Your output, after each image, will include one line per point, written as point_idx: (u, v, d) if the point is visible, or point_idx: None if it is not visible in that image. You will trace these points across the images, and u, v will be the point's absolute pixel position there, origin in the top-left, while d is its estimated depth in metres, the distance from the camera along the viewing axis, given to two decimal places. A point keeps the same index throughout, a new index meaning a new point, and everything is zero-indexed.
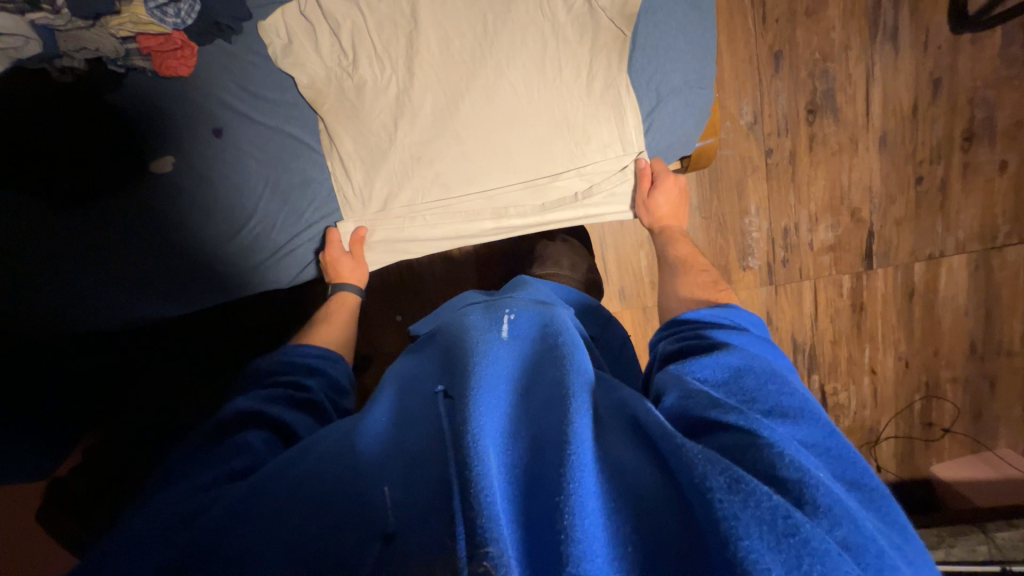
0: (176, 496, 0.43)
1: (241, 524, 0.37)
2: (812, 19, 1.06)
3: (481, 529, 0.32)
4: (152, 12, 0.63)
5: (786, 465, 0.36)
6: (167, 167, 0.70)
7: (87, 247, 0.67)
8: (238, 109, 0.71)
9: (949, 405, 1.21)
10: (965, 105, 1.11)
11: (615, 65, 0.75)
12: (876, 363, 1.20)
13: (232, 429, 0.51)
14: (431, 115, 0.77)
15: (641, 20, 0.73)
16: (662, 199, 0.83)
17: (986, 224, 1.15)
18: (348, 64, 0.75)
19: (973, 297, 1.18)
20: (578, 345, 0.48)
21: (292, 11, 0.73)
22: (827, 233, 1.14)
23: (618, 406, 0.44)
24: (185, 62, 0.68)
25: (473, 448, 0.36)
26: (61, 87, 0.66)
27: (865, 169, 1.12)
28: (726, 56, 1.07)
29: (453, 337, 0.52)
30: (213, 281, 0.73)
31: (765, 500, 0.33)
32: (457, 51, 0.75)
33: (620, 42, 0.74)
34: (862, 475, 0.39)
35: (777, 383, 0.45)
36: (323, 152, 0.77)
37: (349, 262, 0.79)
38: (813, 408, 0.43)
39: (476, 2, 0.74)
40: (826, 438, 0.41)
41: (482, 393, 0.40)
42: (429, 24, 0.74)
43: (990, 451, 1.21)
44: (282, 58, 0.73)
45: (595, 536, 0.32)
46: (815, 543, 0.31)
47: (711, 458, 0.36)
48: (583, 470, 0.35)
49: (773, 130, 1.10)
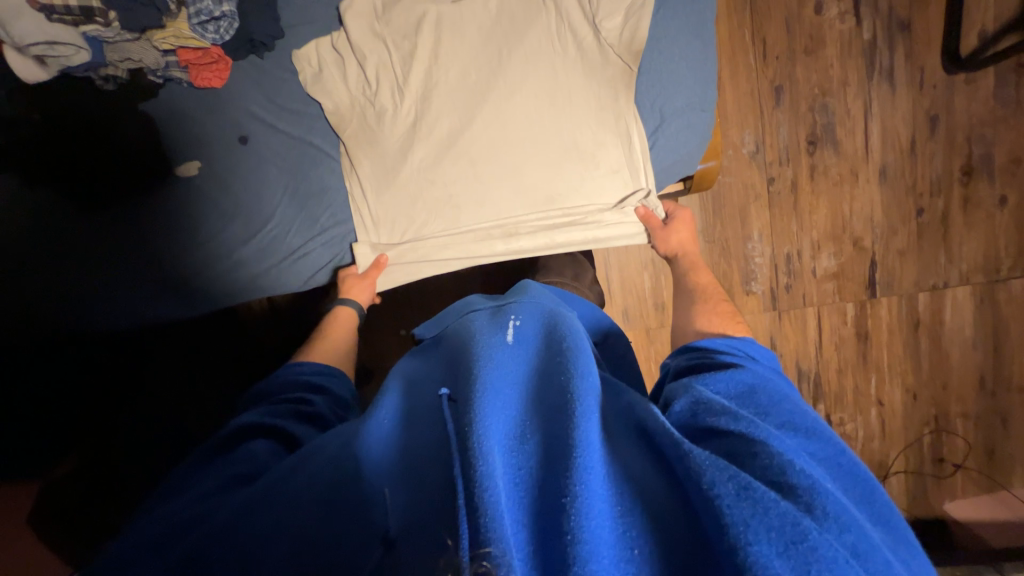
0: (185, 500, 0.43)
1: (247, 527, 0.38)
2: (811, 57, 1.11)
3: (484, 529, 0.31)
4: (194, 28, 0.67)
5: (795, 472, 0.36)
6: (193, 171, 0.74)
7: (112, 247, 0.71)
8: (264, 120, 0.76)
9: (960, 441, 1.19)
10: (962, 141, 1.14)
11: (622, 96, 0.79)
12: (883, 394, 1.18)
13: (240, 440, 0.51)
14: (446, 138, 0.80)
15: (644, 58, 0.78)
16: (681, 229, 0.87)
17: (989, 257, 1.16)
18: (371, 92, 0.79)
19: (980, 330, 1.17)
20: (584, 348, 0.48)
21: (325, 45, 0.78)
22: (830, 261, 1.16)
23: (624, 412, 0.43)
24: (219, 75, 0.73)
25: (478, 449, 0.36)
26: (106, 95, 0.71)
27: (866, 200, 1.14)
28: (728, 89, 1.11)
29: (457, 342, 0.53)
30: (231, 281, 0.76)
31: (773, 506, 0.33)
32: (473, 81, 0.79)
33: (627, 76, 0.78)
34: (872, 494, 0.40)
35: (788, 403, 0.45)
36: (342, 169, 0.79)
37: (356, 282, 0.81)
38: (823, 427, 0.44)
39: (492, 39, 0.78)
40: (836, 455, 0.42)
41: (487, 394, 0.41)
42: (448, 56, 0.78)
43: (1006, 491, 1.17)
44: (311, 84, 0.77)
45: (602, 538, 0.32)
46: (823, 549, 0.31)
47: (720, 465, 0.36)
48: (589, 472, 0.35)
49: (774, 159, 1.13)
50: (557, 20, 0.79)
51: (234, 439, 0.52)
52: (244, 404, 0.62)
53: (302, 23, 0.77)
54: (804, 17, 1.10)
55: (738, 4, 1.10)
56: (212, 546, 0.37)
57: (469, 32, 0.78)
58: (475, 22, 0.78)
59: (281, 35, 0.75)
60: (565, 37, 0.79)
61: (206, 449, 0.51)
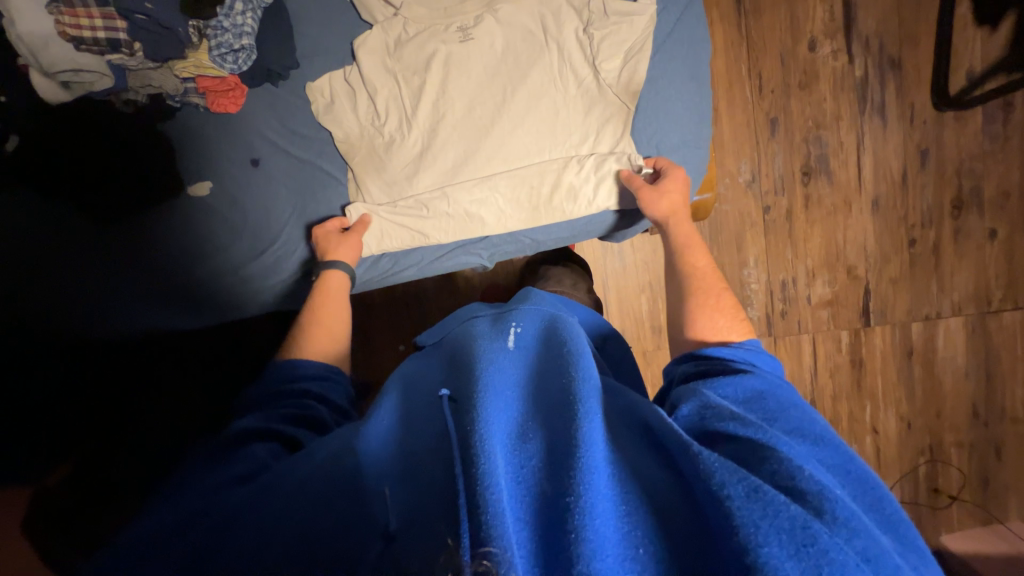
0: (187, 498, 0.44)
1: (240, 525, 0.39)
2: (805, 90, 1.15)
3: (486, 527, 0.33)
4: (214, 59, 0.70)
5: (805, 477, 0.37)
6: (204, 191, 0.76)
7: (121, 263, 0.73)
8: (275, 144, 0.79)
9: (955, 470, 1.18)
10: (952, 174, 1.17)
11: (621, 135, 0.82)
12: (878, 422, 1.19)
13: (239, 443, 0.51)
14: (451, 169, 0.81)
15: (642, 97, 0.82)
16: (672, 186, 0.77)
17: (980, 287, 1.18)
18: (380, 124, 0.81)
19: (973, 360, 1.18)
20: (584, 353, 0.50)
21: (337, 77, 0.80)
22: (824, 288, 1.17)
23: (628, 411, 0.44)
24: (235, 101, 0.76)
25: (480, 448, 0.38)
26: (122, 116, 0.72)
27: (859, 230, 1.17)
28: (725, 120, 1.15)
29: (458, 346, 0.55)
30: (231, 297, 0.78)
31: (784, 509, 0.33)
32: (479, 115, 0.81)
33: (623, 114, 0.81)
34: (880, 499, 0.40)
35: (797, 410, 0.46)
36: (348, 193, 0.81)
37: (342, 241, 0.76)
38: (832, 435, 0.44)
39: (497, 76, 0.81)
40: (844, 463, 0.42)
41: (489, 397, 0.43)
42: (456, 91, 0.81)
43: (1001, 523, 1.17)
44: (323, 115, 0.80)
45: (606, 536, 0.34)
46: (833, 553, 0.32)
47: (730, 467, 0.36)
48: (592, 472, 0.36)
49: (770, 188, 1.16)
50: (559, 60, 0.81)
51: (233, 443, 0.52)
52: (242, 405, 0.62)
53: (316, 52, 0.81)
54: (798, 53, 1.14)
55: (734, 40, 1.14)
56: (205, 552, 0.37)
57: (475, 70, 0.81)
58: (481, 60, 0.81)
59: (296, 66, 0.79)
60: (566, 74, 0.81)
61: (208, 449, 0.52)
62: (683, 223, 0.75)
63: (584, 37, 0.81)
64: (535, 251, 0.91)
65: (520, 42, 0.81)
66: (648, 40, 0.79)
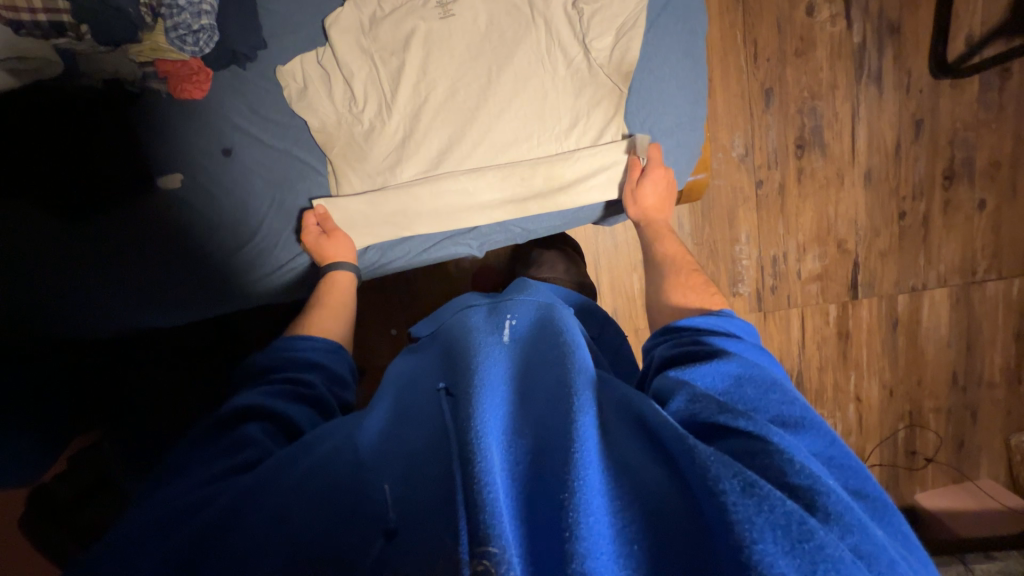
0: (183, 488, 0.43)
1: (248, 517, 0.38)
2: (801, 59, 1.11)
3: (482, 528, 0.32)
4: (172, 41, 0.65)
5: (796, 472, 0.37)
6: (176, 184, 0.72)
7: (94, 260, 0.69)
8: (248, 132, 0.74)
9: (932, 434, 1.24)
10: (946, 145, 1.16)
11: (618, 120, 0.79)
12: (861, 391, 1.22)
13: (233, 425, 0.51)
14: (436, 158, 0.78)
15: (635, 77, 0.78)
16: (649, 187, 0.79)
17: (966, 258, 1.19)
18: (358, 110, 0.77)
19: (955, 330, 1.21)
20: (580, 343, 0.50)
21: (309, 59, 0.75)
22: (814, 263, 1.18)
23: (623, 404, 0.45)
24: (200, 86, 0.71)
25: (477, 444, 0.37)
26: (66, 100, 0.66)
27: (850, 203, 1.16)
28: (719, 91, 1.11)
29: (454, 337, 0.55)
30: (212, 296, 0.75)
31: (779, 504, 0.33)
32: (462, 98, 0.77)
33: (616, 97, 0.78)
34: (864, 486, 0.40)
35: (776, 393, 0.46)
36: (329, 189, 0.78)
37: (332, 241, 0.76)
38: (814, 418, 0.44)
39: (482, 56, 0.76)
40: (827, 449, 0.42)
41: (485, 392, 0.42)
42: (437, 72, 0.76)
43: (971, 481, 1.23)
44: (297, 101, 0.75)
45: (601, 533, 0.33)
46: (830, 548, 0.31)
47: (725, 461, 0.36)
48: (588, 467, 0.36)
49: (763, 162, 1.14)
50: (548, 37, 0.77)
51: (229, 421, 0.51)
52: (239, 378, 0.61)
53: (285, 29, 0.75)
54: (795, 18, 1.09)
55: (730, 5, 1.08)
56: (205, 540, 0.37)
57: (457, 49, 0.76)
58: (464, 37, 0.76)
59: (264, 48, 0.73)
60: (555, 54, 0.77)
61: (204, 429, 0.51)
62: (658, 220, 0.80)
63: (574, 12, 0.76)
64: (527, 239, 0.89)
65: (505, 17, 0.76)
66: (641, 15, 0.75)
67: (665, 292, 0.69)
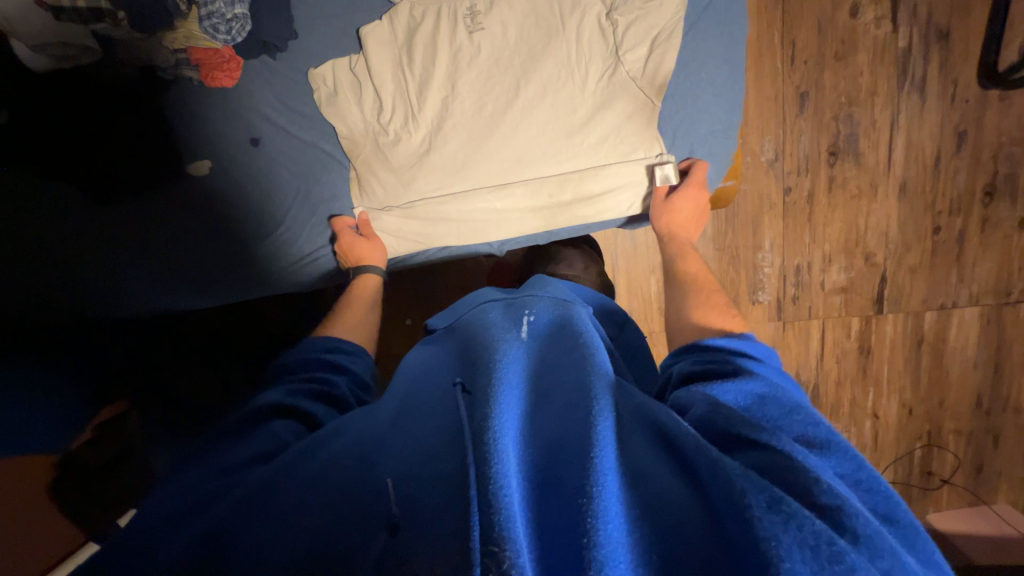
0: (200, 479, 0.43)
1: (255, 515, 0.37)
2: (841, 63, 1.06)
3: (496, 527, 0.32)
4: (206, 30, 0.64)
5: (824, 490, 0.35)
6: (204, 170, 0.73)
7: (128, 241, 0.71)
8: (275, 122, 0.75)
9: (951, 456, 1.20)
10: (989, 160, 1.11)
11: (645, 134, 0.77)
12: (879, 407, 1.20)
13: (257, 421, 0.50)
14: (461, 167, 0.77)
15: (670, 85, 0.76)
16: (680, 204, 0.78)
17: (1000, 279, 1.15)
18: (385, 121, 0.76)
19: (983, 351, 1.17)
20: (598, 346, 0.50)
21: (342, 65, 0.75)
22: (839, 274, 1.15)
23: (642, 411, 0.44)
24: (230, 74, 0.71)
25: (493, 444, 0.37)
26: (104, 85, 0.69)
27: (882, 215, 1.12)
28: (752, 94, 1.08)
29: (471, 333, 0.55)
30: (232, 285, 0.76)
31: (809, 523, 0.32)
32: (488, 113, 0.76)
33: (649, 111, 0.76)
34: (896, 510, 0.37)
35: (801, 414, 0.44)
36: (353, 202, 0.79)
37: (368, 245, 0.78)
38: (841, 440, 0.42)
39: (510, 69, 0.75)
40: (855, 470, 0.40)
41: (503, 392, 0.42)
42: (465, 87, 0.75)
43: (987, 506, 1.20)
44: (326, 106, 0.75)
45: (618, 541, 0.32)
46: (861, 572, 0.30)
47: (752, 478, 0.35)
48: (605, 474, 0.35)
49: (793, 168, 1.10)
50: (579, 47, 0.75)
51: (253, 420, 0.50)
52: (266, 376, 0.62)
53: (315, 17, 0.74)
54: (837, 19, 1.05)
55: (769, 3, 1.04)
56: (211, 542, 0.36)
57: (485, 64, 0.75)
58: (493, 52, 0.75)
59: (294, 38, 0.73)
60: (587, 63, 0.75)
61: (230, 424, 0.51)
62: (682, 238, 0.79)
63: (607, 23, 0.74)
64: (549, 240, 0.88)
65: (534, 31, 0.75)
66: (677, 26, 0.73)
67: (687, 300, 0.68)
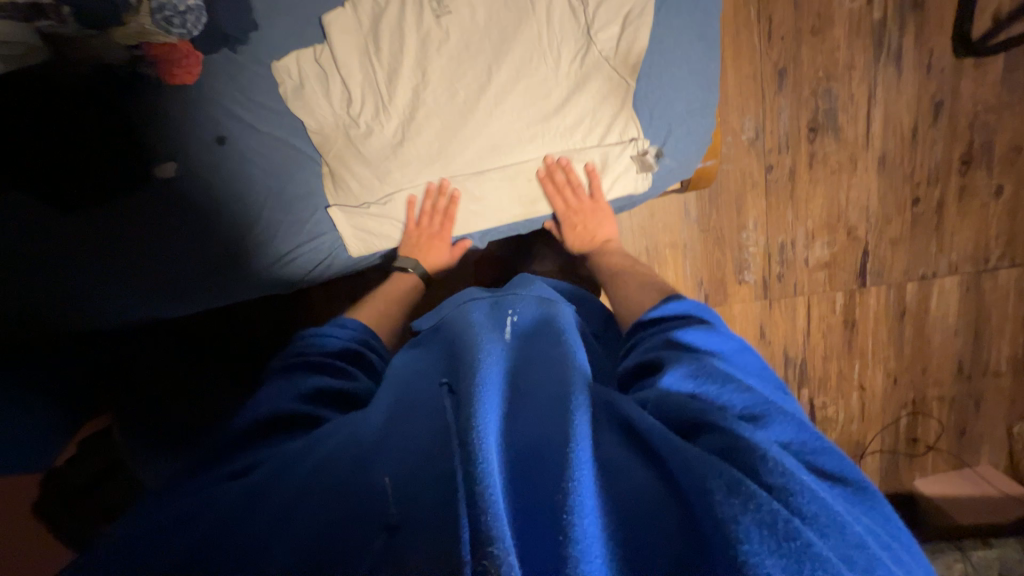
0: (199, 486, 0.43)
1: (246, 525, 0.36)
2: (818, 37, 1.06)
3: (485, 526, 0.32)
4: (158, 23, 0.60)
5: (769, 470, 0.35)
6: (170, 172, 0.70)
7: (96, 250, 0.68)
8: (242, 118, 0.72)
9: (934, 422, 1.24)
10: (965, 129, 1.12)
11: (620, 115, 0.77)
12: (865, 379, 1.22)
13: (261, 433, 0.49)
14: (436, 158, 0.76)
15: (645, 65, 0.75)
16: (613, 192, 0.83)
17: (978, 247, 1.17)
18: (355, 113, 0.74)
19: (963, 318, 1.20)
20: (576, 344, 0.50)
21: (307, 56, 0.72)
22: (822, 250, 1.16)
23: (610, 407, 0.42)
24: (190, 70, 0.68)
25: (479, 444, 0.36)
26: (47, 81, 0.63)
27: (863, 189, 1.13)
28: (731, 73, 1.07)
29: (454, 332, 0.54)
30: (210, 289, 0.75)
31: (766, 504, 0.33)
32: (460, 101, 0.74)
33: (623, 90, 0.76)
34: (850, 477, 0.39)
35: (741, 386, 0.45)
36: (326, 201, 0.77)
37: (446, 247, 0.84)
38: (787, 411, 0.43)
39: (481, 53, 0.73)
40: (798, 432, 0.41)
41: (486, 391, 0.41)
42: (435, 73, 0.73)
43: (970, 468, 1.24)
44: (294, 100, 0.73)
45: (594, 536, 0.32)
46: (816, 547, 0.31)
47: (711, 462, 0.36)
48: (582, 469, 0.36)
49: (773, 146, 1.10)
50: (549, 28, 0.73)
51: (258, 431, 0.50)
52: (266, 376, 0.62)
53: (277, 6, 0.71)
54: None
55: None
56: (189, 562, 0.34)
57: (454, 48, 0.73)
58: (462, 36, 0.73)
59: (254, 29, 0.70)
60: (559, 45, 0.74)
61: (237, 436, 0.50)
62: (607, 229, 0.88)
63: (577, 3, 0.73)
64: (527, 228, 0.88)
65: (503, 11, 0.72)
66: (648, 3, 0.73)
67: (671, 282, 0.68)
